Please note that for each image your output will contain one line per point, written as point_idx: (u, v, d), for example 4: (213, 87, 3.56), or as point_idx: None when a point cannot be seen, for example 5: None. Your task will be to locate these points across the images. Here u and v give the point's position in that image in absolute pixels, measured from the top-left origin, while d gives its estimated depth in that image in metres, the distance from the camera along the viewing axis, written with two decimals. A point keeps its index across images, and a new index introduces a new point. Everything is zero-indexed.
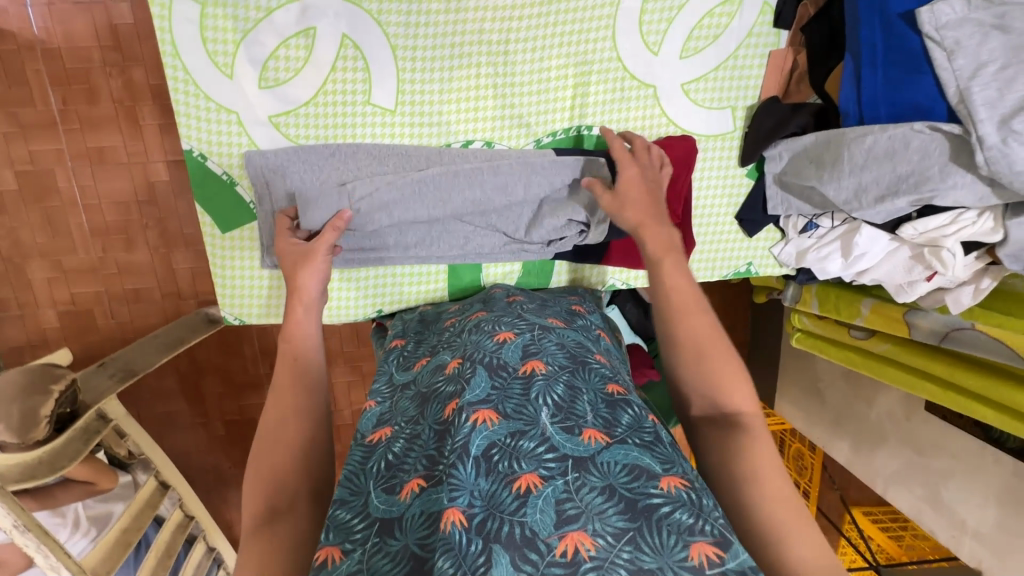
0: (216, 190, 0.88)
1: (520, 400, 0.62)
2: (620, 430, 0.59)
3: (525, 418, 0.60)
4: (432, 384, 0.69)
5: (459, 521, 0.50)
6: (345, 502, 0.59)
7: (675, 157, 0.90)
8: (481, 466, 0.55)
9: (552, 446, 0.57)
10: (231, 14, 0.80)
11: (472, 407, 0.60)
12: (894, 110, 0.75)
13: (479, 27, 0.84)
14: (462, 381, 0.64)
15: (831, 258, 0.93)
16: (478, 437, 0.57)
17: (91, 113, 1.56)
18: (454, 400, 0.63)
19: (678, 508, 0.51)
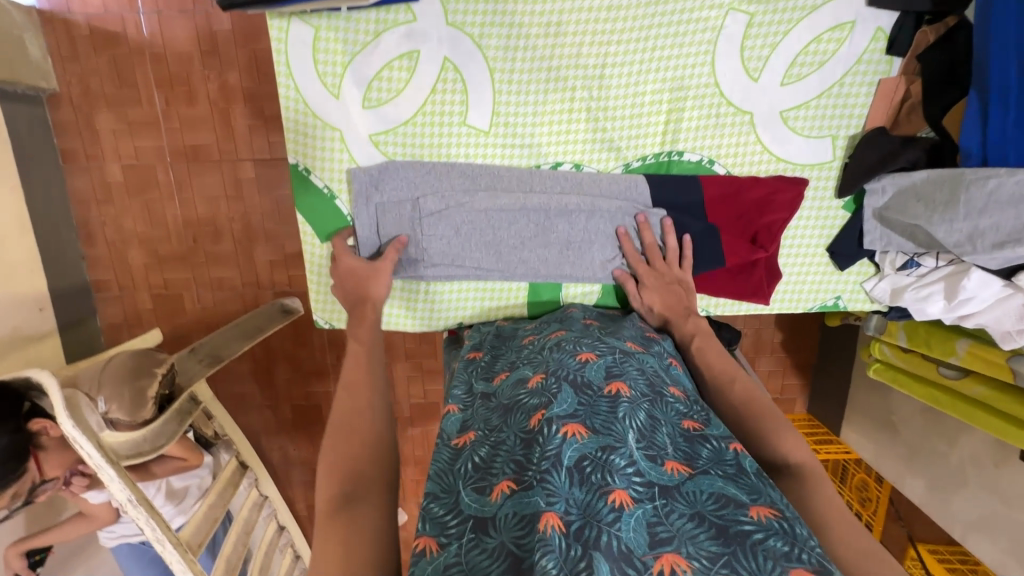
0: (317, 202, 0.93)
1: (608, 417, 0.63)
2: (701, 462, 0.61)
3: (614, 435, 0.60)
4: (514, 398, 0.70)
5: (557, 526, 0.51)
6: (436, 496, 0.63)
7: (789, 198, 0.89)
8: (574, 477, 0.56)
9: (642, 467, 0.58)
10: (342, 37, 0.84)
11: (561, 419, 0.62)
12: (1022, 154, 0.70)
13: (576, 50, 0.85)
14: (548, 395, 0.66)
15: (932, 299, 0.87)
16: (569, 449, 0.58)
17: (190, 113, 1.67)
18: (540, 410, 0.64)
19: (770, 535, 0.52)
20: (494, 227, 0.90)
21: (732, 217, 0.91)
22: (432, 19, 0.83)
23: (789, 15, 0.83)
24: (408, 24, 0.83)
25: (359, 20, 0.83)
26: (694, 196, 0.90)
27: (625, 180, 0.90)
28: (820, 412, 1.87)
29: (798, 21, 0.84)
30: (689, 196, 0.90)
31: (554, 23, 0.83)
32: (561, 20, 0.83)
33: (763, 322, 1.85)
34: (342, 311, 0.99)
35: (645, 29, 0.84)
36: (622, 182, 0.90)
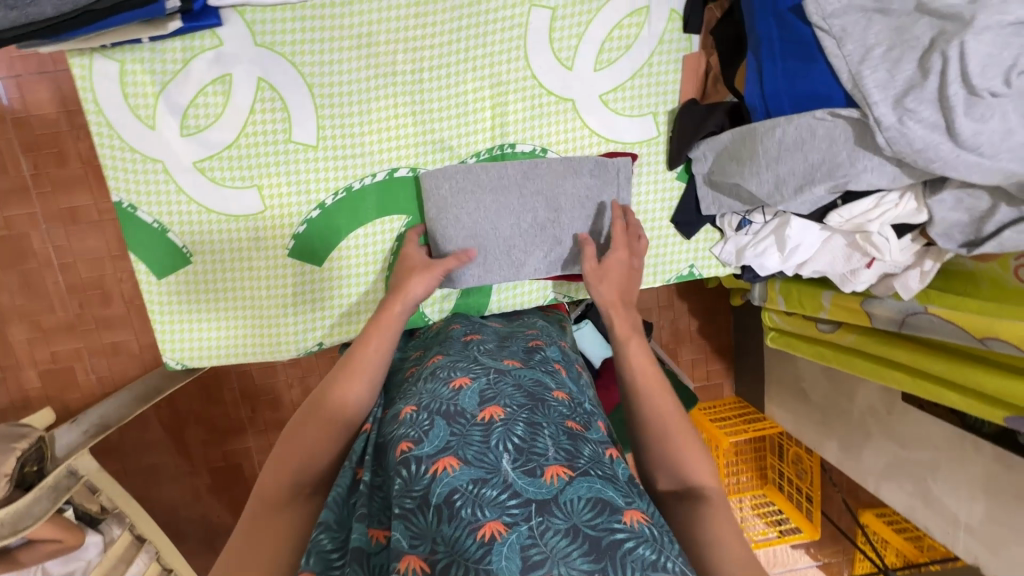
0: (148, 238, 0.88)
1: (481, 446, 0.55)
2: (582, 461, 0.54)
3: (486, 466, 0.53)
4: (387, 435, 0.61)
5: (418, 568, 0.48)
6: (329, 525, 0.55)
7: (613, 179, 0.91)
8: (442, 515, 0.50)
9: (515, 491, 0.51)
10: (149, 68, 0.83)
11: (430, 457, 0.54)
12: (795, 101, 0.75)
13: (391, 58, 0.87)
14: (416, 429, 0.57)
15: (769, 252, 0.91)
16: (439, 484, 0.51)
17: (62, 175, 1.61)
18: (408, 443, 0.56)
19: (641, 543, 0.47)
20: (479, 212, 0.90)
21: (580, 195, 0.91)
22: (239, 42, 0.83)
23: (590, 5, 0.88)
24: (215, 48, 0.83)
25: (164, 49, 0.82)
26: (536, 174, 0.90)
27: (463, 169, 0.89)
28: (746, 392, 1.90)
29: (596, 10, 0.88)
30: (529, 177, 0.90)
31: (363, 34, 0.85)
32: (370, 31, 0.85)
33: (677, 312, 1.89)
34: (166, 340, 0.92)
35: (457, 34, 0.87)
36: (460, 170, 0.89)
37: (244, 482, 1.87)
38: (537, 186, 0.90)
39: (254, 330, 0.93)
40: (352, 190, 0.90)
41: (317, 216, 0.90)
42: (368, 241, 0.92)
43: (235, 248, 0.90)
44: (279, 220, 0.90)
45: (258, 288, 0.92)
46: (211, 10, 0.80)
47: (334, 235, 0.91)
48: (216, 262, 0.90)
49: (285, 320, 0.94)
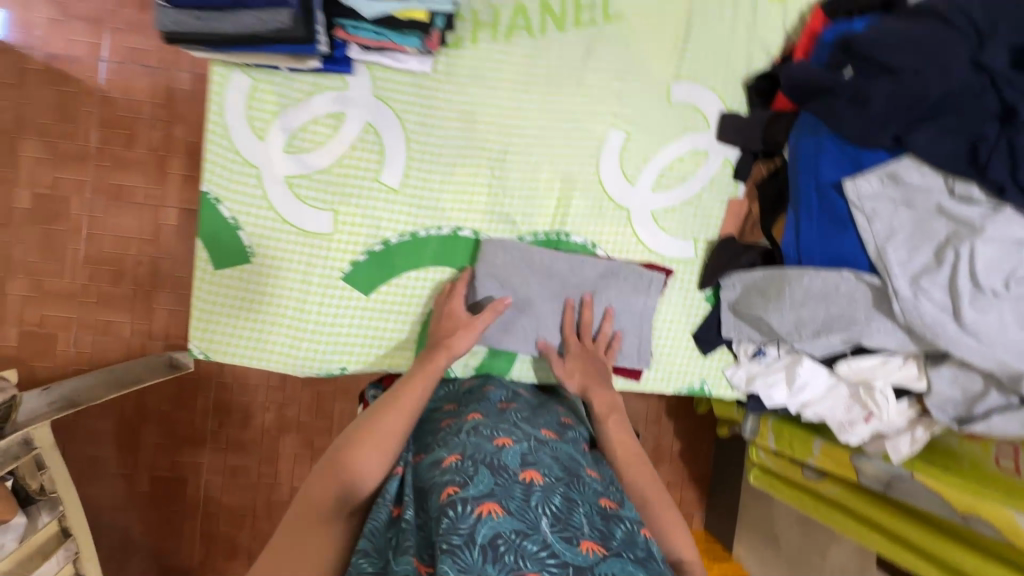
0: (219, 230, 0.93)
1: (522, 503, 0.62)
2: (615, 543, 0.61)
3: (527, 521, 0.60)
4: (428, 477, 0.67)
5: None
6: (367, 553, 0.62)
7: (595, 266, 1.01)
8: (486, 555, 0.55)
9: (555, 551, 0.57)
10: (276, 90, 0.94)
11: (476, 500, 0.60)
12: (826, 256, 0.86)
13: (485, 137, 0.99)
14: (463, 475, 0.64)
15: (777, 385, 0.98)
16: (484, 527, 0.57)
17: (124, 155, 1.70)
18: (454, 486, 0.63)
19: None
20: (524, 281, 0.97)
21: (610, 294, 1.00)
22: (362, 90, 0.95)
23: (659, 137, 1.03)
24: (339, 90, 0.95)
25: (295, 79, 0.94)
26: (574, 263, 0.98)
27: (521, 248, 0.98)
28: (715, 528, 1.87)
29: (663, 143, 1.03)
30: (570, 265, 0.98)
31: (467, 113, 0.98)
32: (473, 112, 0.98)
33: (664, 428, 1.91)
34: (199, 328, 0.94)
35: (546, 132, 1.00)
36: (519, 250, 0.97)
37: (182, 500, 1.75)
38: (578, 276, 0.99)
39: (286, 341, 0.96)
40: (417, 236, 0.98)
41: (378, 250, 0.97)
42: (418, 283, 0.98)
43: (293, 260, 0.95)
44: (343, 246, 0.96)
45: (303, 302, 0.96)
46: (347, 59, 0.93)
47: (388, 271, 0.97)
48: (275, 270, 0.95)
49: (317, 338, 0.97)
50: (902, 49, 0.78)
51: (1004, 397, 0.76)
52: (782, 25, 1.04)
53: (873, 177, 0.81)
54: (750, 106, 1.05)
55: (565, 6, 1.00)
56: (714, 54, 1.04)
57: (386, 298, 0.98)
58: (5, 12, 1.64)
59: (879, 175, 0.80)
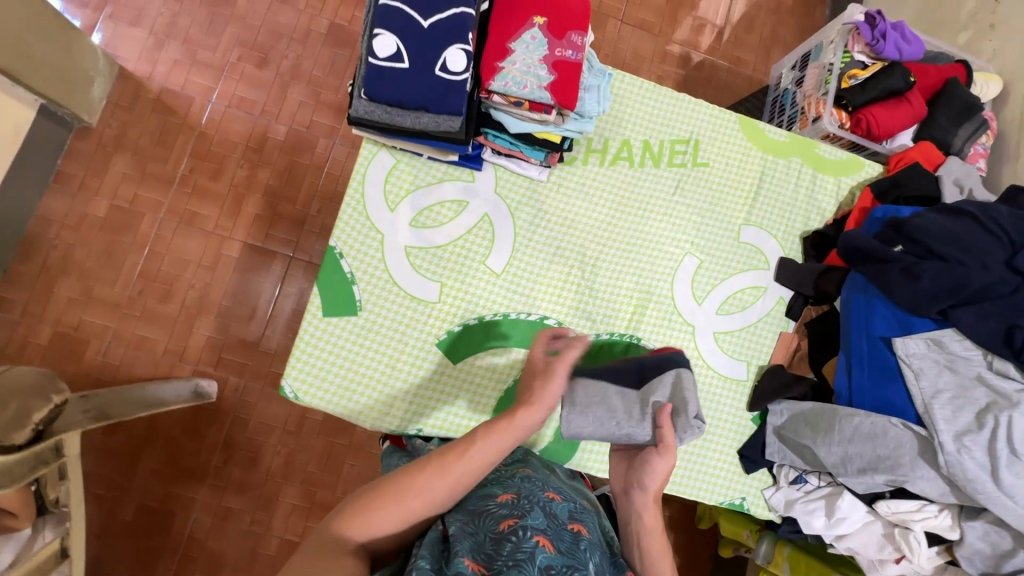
0: (336, 282, 1.02)
1: (571, 546, 0.71)
2: None
3: (576, 564, 0.69)
4: (483, 505, 0.76)
5: None
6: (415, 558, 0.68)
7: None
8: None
9: None
10: (413, 173, 1.08)
11: (535, 530, 0.70)
12: (875, 402, 0.98)
13: (579, 243, 1.13)
14: (521, 510, 0.74)
15: (816, 514, 1.04)
16: (541, 554, 0.67)
17: (207, 185, 1.79)
18: (512, 518, 0.72)
19: None
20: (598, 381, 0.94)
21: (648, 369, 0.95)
22: (485, 186, 1.09)
23: (727, 268, 1.18)
24: (467, 182, 1.09)
25: (431, 166, 1.08)
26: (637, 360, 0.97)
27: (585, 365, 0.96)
28: None
29: (730, 274, 1.18)
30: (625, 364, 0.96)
31: (569, 220, 1.13)
32: (574, 221, 1.13)
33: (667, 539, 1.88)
34: (296, 368, 1.00)
35: (633, 248, 1.15)
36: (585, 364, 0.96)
37: (163, 537, 1.61)
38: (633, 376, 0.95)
39: (371, 395, 1.02)
40: (508, 318, 1.08)
41: (472, 325, 1.06)
42: (501, 360, 1.06)
43: (396, 320, 1.04)
44: (443, 316, 1.05)
45: (396, 360, 1.03)
46: (479, 158, 1.08)
47: (477, 345, 1.06)
48: (377, 326, 1.03)
49: (400, 396, 1.03)
50: (947, 240, 0.96)
51: None
52: (835, 195, 1.24)
53: (920, 340, 0.95)
54: (804, 256, 1.22)
55: (661, 149, 1.19)
56: (778, 209, 1.22)
57: (470, 369, 1.05)
58: (137, 45, 1.81)
59: (925, 339, 0.95)
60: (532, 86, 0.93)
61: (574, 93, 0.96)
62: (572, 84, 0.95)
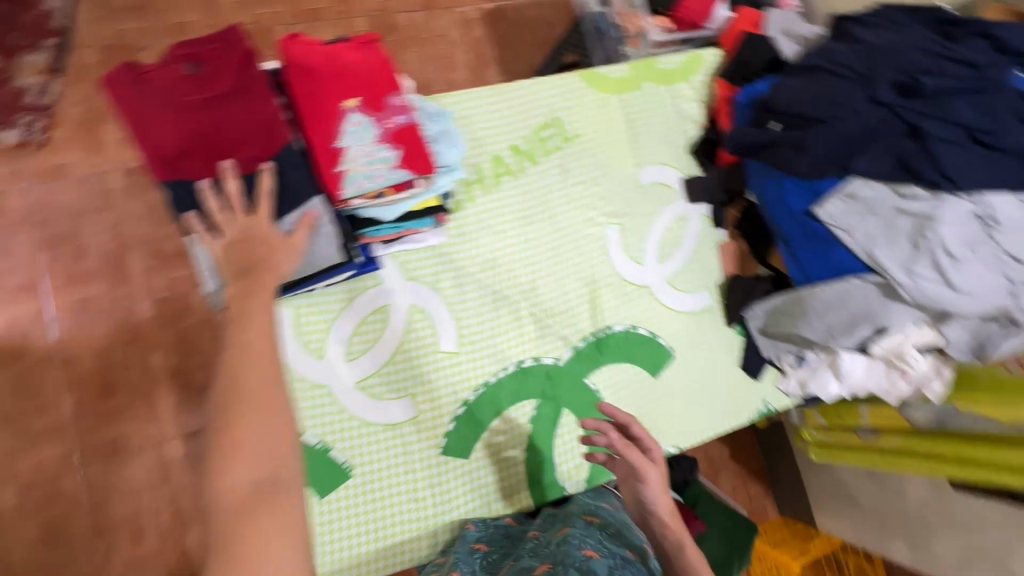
0: (313, 459, 0.94)
1: None
2: None
3: None
4: None
5: None
6: None
7: (237, 64, 0.80)
8: None
9: None
10: (320, 310, 0.98)
11: None
12: (830, 270, 1.03)
13: (511, 275, 1.09)
14: None
15: (828, 381, 1.12)
16: None
17: (108, 405, 1.22)
18: None
19: None
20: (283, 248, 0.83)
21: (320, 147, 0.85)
22: (395, 279, 1.02)
23: (645, 216, 1.19)
24: (376, 287, 1.01)
25: (333, 291, 0.99)
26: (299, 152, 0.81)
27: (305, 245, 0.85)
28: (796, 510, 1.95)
29: (652, 220, 1.19)
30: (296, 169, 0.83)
31: (490, 261, 1.08)
32: (495, 259, 1.08)
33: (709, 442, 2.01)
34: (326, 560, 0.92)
35: (558, 250, 1.12)
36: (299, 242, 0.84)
37: None
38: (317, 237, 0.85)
39: (410, 535, 0.97)
40: (489, 384, 1.04)
41: (463, 412, 1.01)
42: (508, 425, 1.03)
43: (391, 455, 0.98)
44: (431, 422, 1.00)
45: (415, 491, 0.98)
46: (374, 258, 1.00)
47: (478, 426, 1.02)
48: (377, 473, 0.96)
49: (440, 519, 0.98)
50: (816, 103, 1.01)
51: (1002, 327, 0.95)
52: (696, 97, 1.26)
53: (836, 200, 1.00)
54: (701, 167, 1.24)
55: (531, 143, 1.15)
56: (659, 137, 1.22)
57: (486, 451, 1.02)
58: None
59: (839, 198, 1.00)
60: (384, 172, 0.86)
61: (427, 155, 0.90)
62: (420, 149, 0.88)
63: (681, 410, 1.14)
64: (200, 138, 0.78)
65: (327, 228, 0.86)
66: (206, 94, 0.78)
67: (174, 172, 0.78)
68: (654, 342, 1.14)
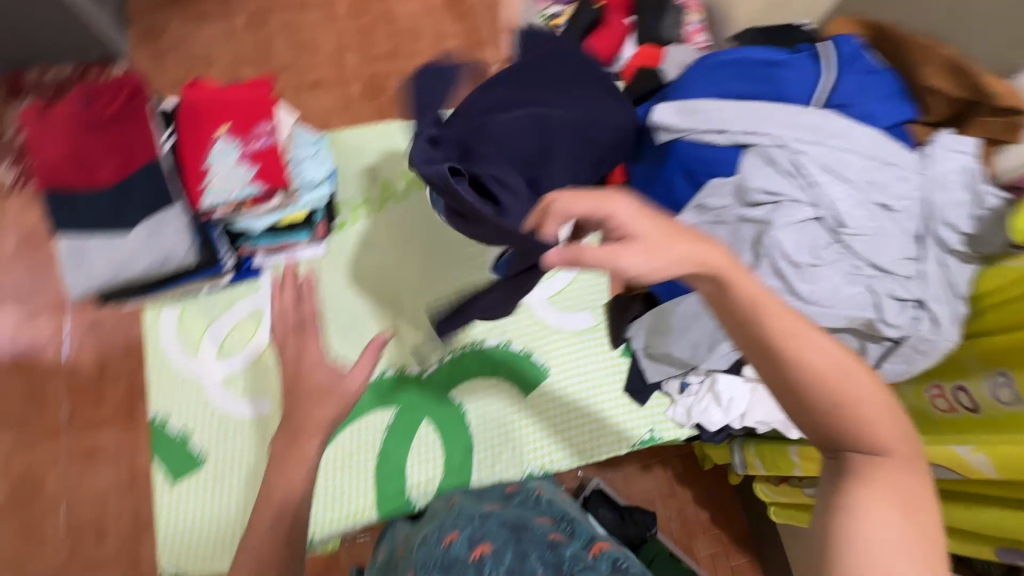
0: (172, 445, 1.02)
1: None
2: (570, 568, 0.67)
3: None
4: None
5: None
6: None
7: (122, 100, 0.97)
8: None
9: None
10: (201, 311, 1.09)
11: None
12: (686, 283, 1.00)
13: (384, 288, 1.15)
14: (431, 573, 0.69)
15: (711, 409, 1.04)
16: None
17: (95, 415, 1.47)
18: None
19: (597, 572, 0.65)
20: (128, 248, 0.95)
21: (188, 170, 0.99)
22: (271, 288, 1.11)
23: None
24: (254, 294, 1.11)
25: (215, 296, 1.10)
26: (160, 173, 0.95)
27: (147, 236, 0.95)
28: None
29: None
30: (158, 188, 0.95)
31: (364, 275, 1.15)
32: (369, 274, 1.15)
33: (683, 499, 1.79)
34: (167, 542, 0.99)
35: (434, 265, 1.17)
36: (143, 237, 0.94)
37: None
38: (162, 231, 0.95)
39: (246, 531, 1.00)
40: None
41: None
42: (362, 431, 1.06)
43: (243, 451, 1.03)
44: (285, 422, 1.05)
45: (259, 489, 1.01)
46: (254, 267, 1.11)
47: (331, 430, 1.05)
48: (227, 468, 1.02)
49: None
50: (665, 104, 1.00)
51: (880, 344, 0.88)
52: None
53: (690, 210, 0.96)
54: None
55: None
56: None
57: (336, 455, 1.04)
58: None
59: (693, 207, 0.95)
60: (238, 188, 0.98)
61: (284, 171, 1.01)
62: (275, 168, 1.00)
63: (549, 430, 1.10)
64: (77, 159, 0.94)
65: (173, 219, 0.96)
66: (88, 123, 0.96)
67: (51, 180, 0.93)
68: (527, 359, 1.12)
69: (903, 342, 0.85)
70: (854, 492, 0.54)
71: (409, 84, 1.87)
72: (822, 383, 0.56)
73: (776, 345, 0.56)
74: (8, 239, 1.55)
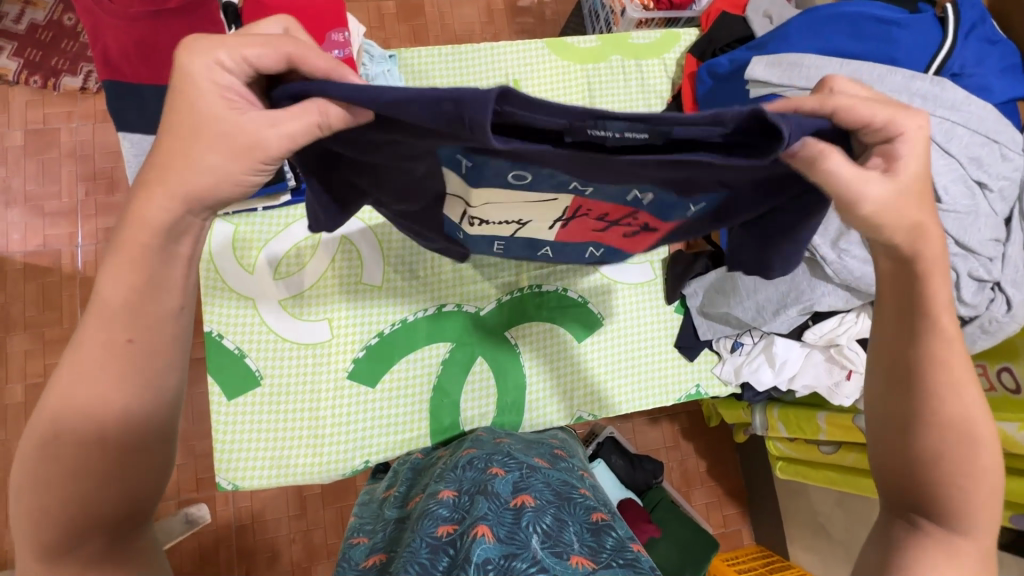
0: (228, 362, 1.01)
1: (512, 525, 0.65)
2: (604, 555, 0.65)
3: (517, 543, 0.63)
4: (425, 510, 0.74)
5: (487, 535, 0.63)
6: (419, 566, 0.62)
7: None
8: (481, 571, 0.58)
9: (543, 567, 0.60)
10: (257, 229, 1.05)
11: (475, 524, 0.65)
12: None
13: None
14: (460, 512, 0.71)
15: (761, 369, 1.08)
16: (478, 548, 0.60)
17: None
18: (450, 524, 0.69)
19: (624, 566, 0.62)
20: None
21: None
22: None
23: None
24: None
25: (271, 215, 1.06)
26: None
27: None
28: (769, 541, 1.72)
29: None
30: None
31: None
32: None
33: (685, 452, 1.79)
34: (221, 454, 0.99)
35: None
36: None
37: None
38: None
39: (301, 449, 1.01)
40: (406, 322, 1.07)
41: (376, 343, 1.05)
42: (418, 364, 1.06)
43: (300, 373, 1.02)
44: (343, 349, 1.04)
45: (317, 412, 1.02)
46: None
47: (388, 360, 1.05)
48: (285, 389, 1.02)
49: (337, 441, 1.02)
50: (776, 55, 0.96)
51: None
52: (661, 72, 1.24)
53: None
54: None
55: None
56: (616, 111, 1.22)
57: (392, 385, 1.05)
58: None
59: None
60: None
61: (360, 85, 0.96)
62: None
63: (601, 378, 1.11)
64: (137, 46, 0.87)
65: None
66: None
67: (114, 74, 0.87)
68: (584, 307, 1.12)
69: (972, 321, 0.87)
70: (921, 548, 0.56)
71: (445, 9, 1.74)
72: (951, 434, 0.57)
73: (926, 378, 0.58)
74: (13, 134, 1.45)
